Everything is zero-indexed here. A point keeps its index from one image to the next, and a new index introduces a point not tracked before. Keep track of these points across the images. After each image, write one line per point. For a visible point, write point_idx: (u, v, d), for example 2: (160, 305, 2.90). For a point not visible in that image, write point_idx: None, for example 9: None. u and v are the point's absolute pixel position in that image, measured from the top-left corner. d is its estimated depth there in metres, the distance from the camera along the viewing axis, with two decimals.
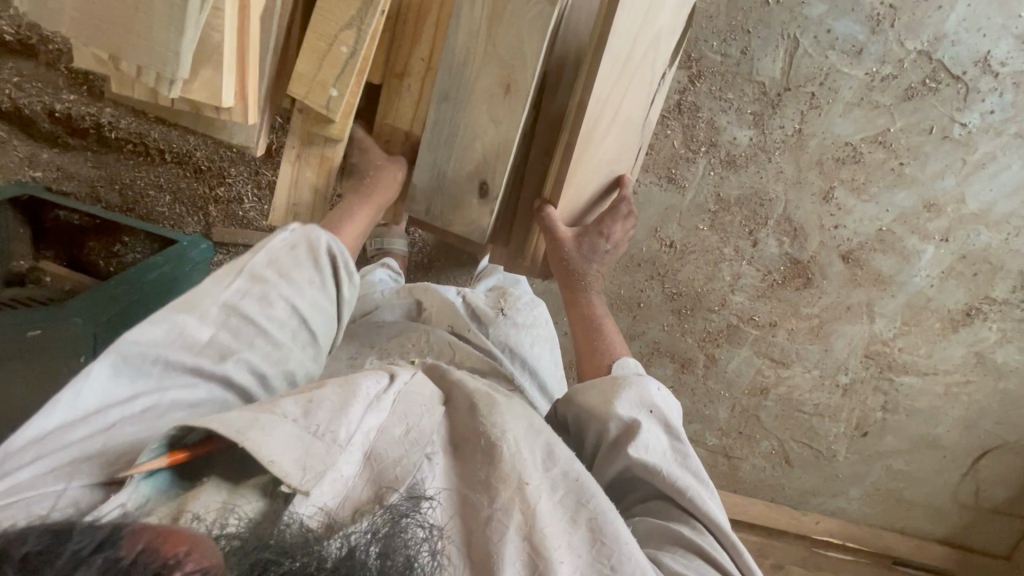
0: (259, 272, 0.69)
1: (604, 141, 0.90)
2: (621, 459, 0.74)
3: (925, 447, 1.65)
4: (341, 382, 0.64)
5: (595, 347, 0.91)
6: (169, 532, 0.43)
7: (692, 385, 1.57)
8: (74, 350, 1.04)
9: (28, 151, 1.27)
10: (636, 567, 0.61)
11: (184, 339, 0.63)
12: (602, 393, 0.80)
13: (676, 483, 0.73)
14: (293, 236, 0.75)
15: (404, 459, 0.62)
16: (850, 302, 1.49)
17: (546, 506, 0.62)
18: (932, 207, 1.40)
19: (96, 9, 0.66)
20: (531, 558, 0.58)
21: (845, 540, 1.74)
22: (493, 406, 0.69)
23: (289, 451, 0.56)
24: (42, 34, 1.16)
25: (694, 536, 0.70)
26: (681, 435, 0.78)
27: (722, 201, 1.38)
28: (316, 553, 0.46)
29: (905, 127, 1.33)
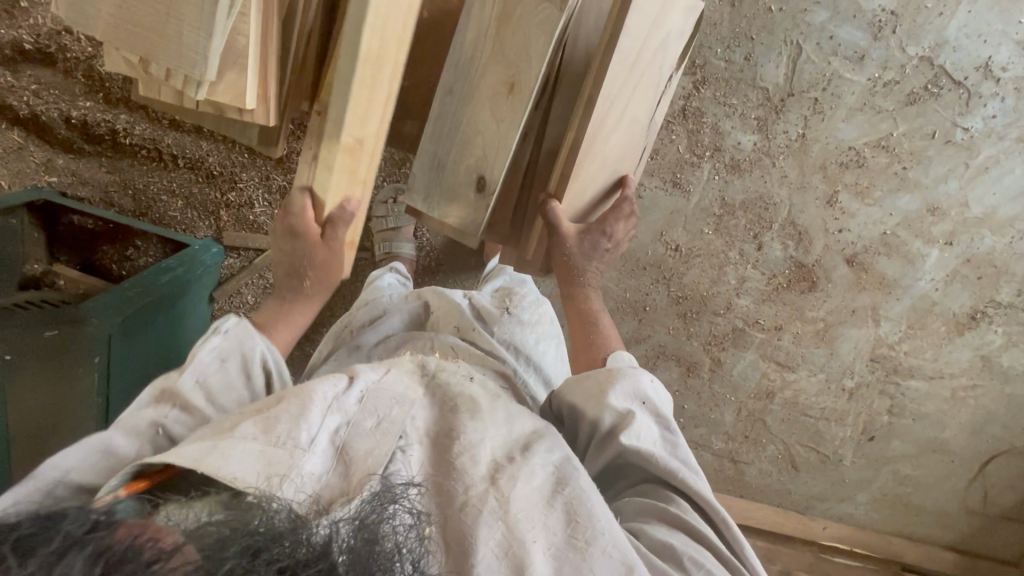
0: (185, 396, 0.70)
1: (608, 139, 0.91)
2: (613, 448, 0.76)
3: (932, 451, 1.65)
4: (297, 397, 0.64)
5: (592, 341, 0.95)
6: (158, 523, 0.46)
7: (698, 389, 1.57)
8: (89, 351, 1.05)
9: (43, 156, 1.29)
10: (608, 544, 0.62)
11: (103, 462, 0.64)
12: (597, 385, 0.80)
13: (666, 465, 0.74)
14: (225, 344, 0.76)
15: (377, 450, 0.62)
16: (856, 305, 1.49)
17: (523, 492, 0.63)
18: (935, 211, 1.41)
19: (131, 14, 0.69)
20: (511, 534, 0.60)
21: (852, 545, 1.73)
22: (477, 412, 0.71)
23: (250, 466, 0.57)
24: (61, 43, 1.20)
25: (682, 514, 0.72)
26: (671, 425, 0.80)
27: (727, 205, 1.40)
28: (301, 538, 0.46)
29: (908, 132, 1.35)
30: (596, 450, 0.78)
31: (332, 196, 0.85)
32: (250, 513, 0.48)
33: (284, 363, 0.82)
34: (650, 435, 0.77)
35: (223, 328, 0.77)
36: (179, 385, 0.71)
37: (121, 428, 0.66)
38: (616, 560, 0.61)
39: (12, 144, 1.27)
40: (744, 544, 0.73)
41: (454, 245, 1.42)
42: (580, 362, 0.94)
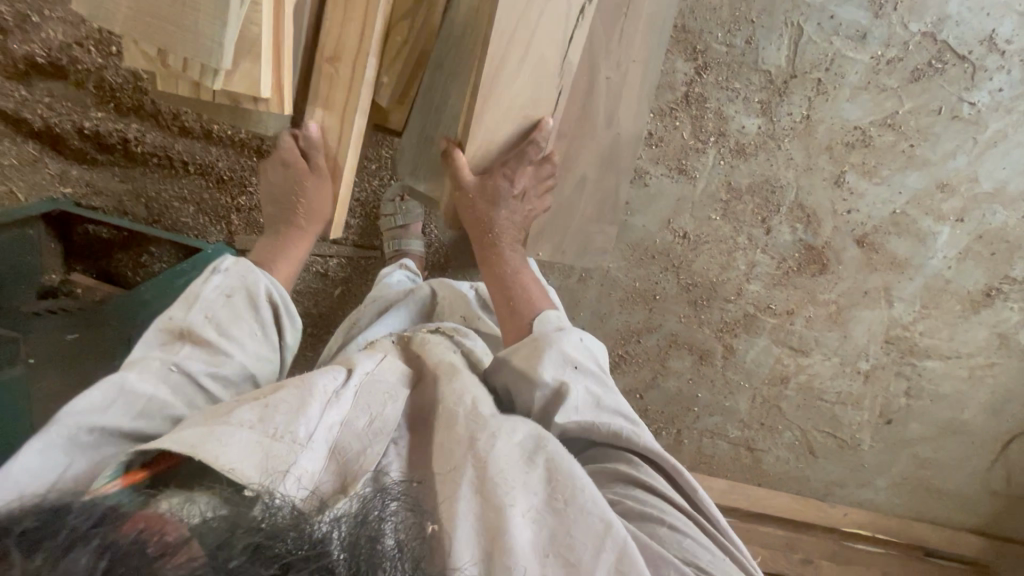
0: (197, 331, 0.75)
1: (516, 77, 0.85)
2: (553, 429, 0.75)
3: (951, 432, 1.63)
4: (296, 386, 0.64)
5: (516, 309, 0.97)
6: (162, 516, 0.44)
7: (712, 377, 1.56)
8: (110, 353, 1.06)
9: (58, 167, 1.31)
10: (586, 502, 0.62)
11: (125, 401, 0.66)
12: (529, 356, 0.79)
13: (609, 428, 0.76)
14: (229, 283, 0.81)
15: (367, 450, 0.62)
16: (868, 286, 1.48)
17: (502, 450, 0.64)
18: (945, 187, 1.40)
19: (146, 6, 0.70)
20: (487, 499, 0.59)
21: (874, 531, 1.68)
22: (455, 376, 0.75)
23: (248, 455, 0.56)
24: (72, 55, 1.23)
25: (633, 471, 0.75)
26: (608, 383, 0.82)
27: (733, 190, 1.40)
28: (306, 532, 0.45)
29: (914, 109, 1.34)
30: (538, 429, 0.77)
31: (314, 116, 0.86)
32: (248, 511, 0.47)
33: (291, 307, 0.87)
34: (587, 399, 0.77)
35: (221, 269, 0.82)
36: (190, 320, 0.76)
37: (138, 370, 0.70)
38: (594, 516, 0.61)
39: (27, 157, 1.29)
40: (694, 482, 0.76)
41: (463, 241, 1.44)
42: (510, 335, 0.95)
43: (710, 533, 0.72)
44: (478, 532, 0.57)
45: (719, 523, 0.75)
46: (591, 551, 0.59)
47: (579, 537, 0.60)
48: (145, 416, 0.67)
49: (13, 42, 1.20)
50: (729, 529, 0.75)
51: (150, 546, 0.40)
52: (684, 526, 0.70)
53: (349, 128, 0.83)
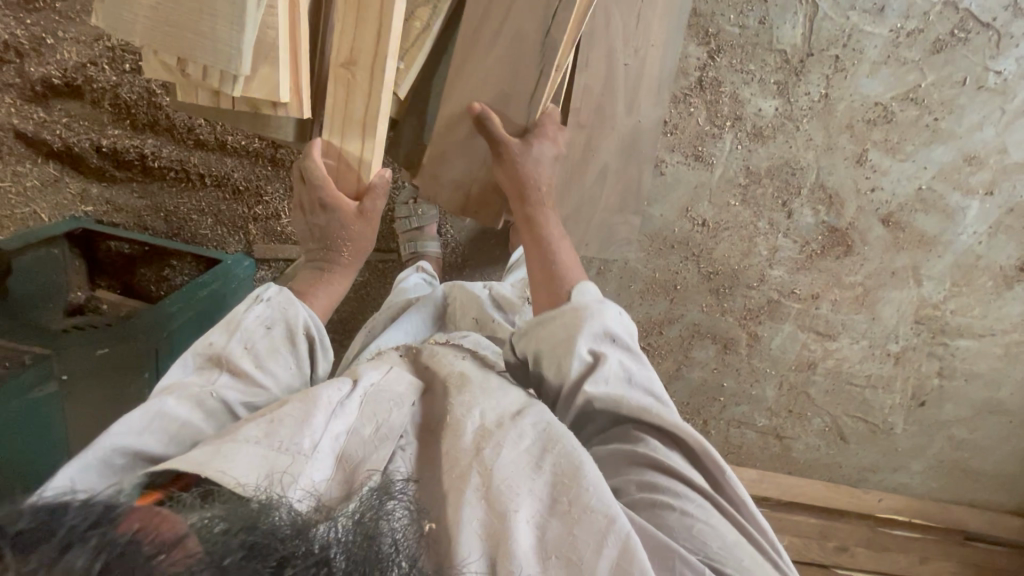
0: (235, 360, 0.75)
1: (490, 50, 0.90)
2: (579, 396, 0.74)
3: (988, 412, 1.59)
4: (302, 399, 0.63)
5: (553, 274, 0.89)
6: (161, 514, 0.43)
7: (736, 365, 1.54)
8: (139, 366, 1.08)
9: (79, 187, 1.33)
10: (592, 500, 0.58)
11: (159, 425, 0.66)
12: (565, 327, 0.78)
13: (637, 403, 0.73)
14: (270, 312, 0.80)
15: (371, 455, 0.61)
16: (895, 266, 1.45)
17: (508, 458, 0.61)
18: (973, 160, 1.36)
19: (165, 15, 0.71)
20: (492, 506, 0.57)
21: (910, 516, 1.65)
22: (465, 386, 0.70)
23: (256, 470, 0.54)
24: (87, 75, 1.24)
25: (652, 452, 0.71)
26: (640, 356, 0.79)
27: (752, 174, 1.37)
28: (306, 539, 0.43)
29: (937, 81, 1.30)
30: (566, 402, 0.76)
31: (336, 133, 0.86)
32: (243, 506, 0.45)
33: (326, 336, 0.86)
34: (619, 372, 0.75)
35: (265, 297, 0.81)
36: (229, 348, 0.75)
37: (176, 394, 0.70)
38: (598, 513, 0.58)
39: (48, 177, 1.31)
40: (718, 458, 0.72)
41: (480, 240, 1.43)
42: (541, 302, 0.88)
43: (729, 515, 0.68)
44: (482, 537, 0.55)
45: (744, 501, 0.71)
46: (595, 548, 0.56)
47: (583, 536, 0.57)
48: (174, 442, 0.67)
49: (31, 65, 1.22)
50: (754, 510, 0.71)
51: (146, 544, 0.39)
52: (701, 511, 0.66)
53: (372, 137, 0.83)
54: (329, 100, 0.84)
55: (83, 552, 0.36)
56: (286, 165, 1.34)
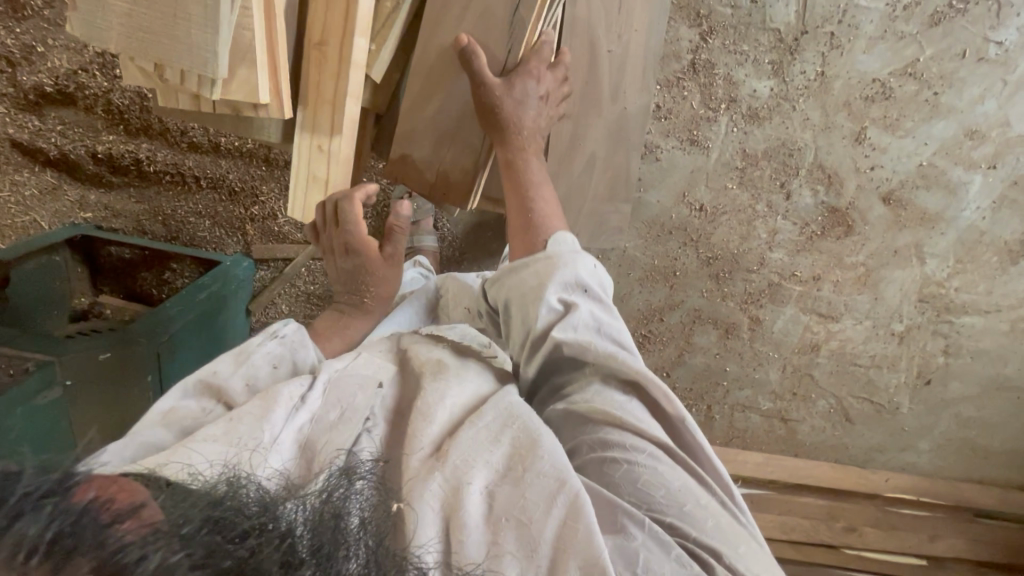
0: (234, 397, 0.70)
1: (459, 25, 0.88)
2: (546, 342, 0.72)
3: (995, 388, 1.58)
4: (262, 397, 0.63)
5: (531, 225, 0.87)
6: (119, 483, 0.44)
7: (739, 350, 1.53)
8: (142, 371, 1.09)
9: (76, 194, 1.34)
10: (546, 466, 0.57)
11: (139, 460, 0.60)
12: (537, 274, 0.76)
13: (604, 350, 0.70)
14: (279, 351, 0.77)
15: (338, 437, 0.61)
16: (898, 244, 1.43)
17: (468, 435, 0.60)
18: (974, 134, 1.34)
19: (141, 22, 0.70)
20: (449, 482, 0.56)
21: (918, 495, 1.64)
22: (440, 373, 0.70)
23: (219, 458, 0.55)
24: (77, 81, 1.24)
25: (608, 405, 0.68)
26: (612, 311, 0.76)
27: (749, 156, 1.35)
28: (274, 515, 0.43)
29: (935, 55, 1.27)
30: (533, 349, 0.74)
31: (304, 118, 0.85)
32: (210, 486, 0.45)
33: None
34: (590, 322, 0.72)
35: (278, 335, 0.78)
36: (231, 383, 0.71)
37: (165, 426, 0.65)
38: (549, 477, 0.57)
39: (47, 185, 1.32)
40: (679, 407, 0.69)
41: (475, 233, 1.42)
42: (518, 250, 0.86)
43: (683, 462, 0.66)
44: (438, 514, 0.54)
45: (700, 447, 0.69)
46: (544, 510, 0.55)
47: (533, 498, 0.56)
48: None
49: (22, 74, 1.22)
50: (711, 455, 0.69)
51: (102, 512, 0.40)
52: (651, 461, 0.64)
53: (342, 115, 0.81)
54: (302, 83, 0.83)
55: (36, 520, 0.37)
56: (280, 164, 1.34)
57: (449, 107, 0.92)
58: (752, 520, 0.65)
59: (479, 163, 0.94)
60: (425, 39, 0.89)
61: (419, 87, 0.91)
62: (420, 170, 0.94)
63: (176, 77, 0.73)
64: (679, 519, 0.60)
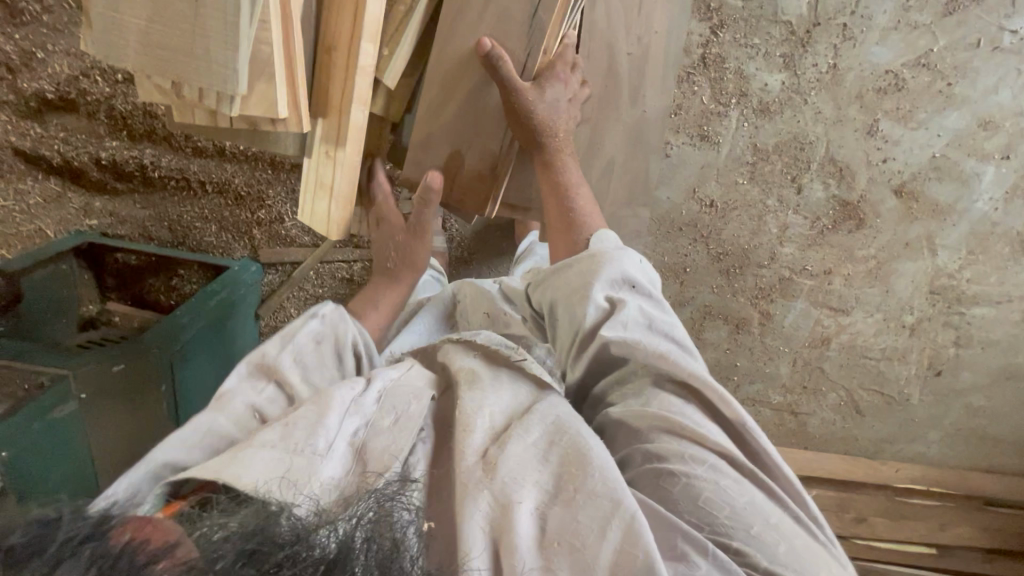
0: (283, 372, 0.74)
1: (475, 29, 0.86)
2: (596, 342, 0.72)
3: (1006, 378, 1.58)
4: (315, 401, 0.63)
5: (572, 222, 0.89)
6: (153, 523, 0.43)
7: (749, 345, 1.53)
8: (156, 379, 1.10)
9: (81, 201, 1.32)
10: (597, 485, 0.56)
11: (209, 440, 0.65)
12: (582, 273, 0.77)
13: (656, 349, 0.69)
14: (321, 329, 0.80)
15: (393, 446, 0.60)
16: (909, 237, 1.42)
17: (515, 452, 0.60)
18: (988, 124, 1.32)
19: (154, 36, 0.69)
20: (497, 500, 0.56)
21: (928, 485, 1.65)
22: (475, 383, 0.69)
23: (274, 471, 0.54)
24: (80, 87, 1.22)
25: (665, 411, 0.66)
26: (665, 306, 0.74)
27: (759, 151, 1.34)
28: (305, 541, 0.42)
29: (949, 45, 1.26)
30: (581, 349, 0.75)
31: (315, 125, 0.83)
32: (245, 513, 0.45)
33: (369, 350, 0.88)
34: (639, 318, 0.71)
35: (318, 316, 0.81)
36: (279, 359, 0.74)
37: (223, 412, 0.68)
38: (603, 498, 0.55)
39: (50, 193, 1.31)
40: (740, 411, 0.66)
41: (485, 232, 1.41)
42: (561, 249, 0.88)
43: (748, 473, 0.63)
44: (488, 531, 0.54)
45: (767, 454, 0.66)
46: (597, 534, 0.53)
47: (586, 522, 0.54)
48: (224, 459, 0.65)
49: (23, 80, 1.21)
50: (778, 461, 0.66)
51: (141, 552, 0.39)
52: (713, 474, 0.61)
53: (347, 122, 0.80)
54: (317, 91, 0.81)
55: (77, 566, 0.37)
56: (287, 167, 1.33)
57: (470, 112, 0.91)
58: (842, 551, 0.61)
59: (501, 170, 0.95)
60: (440, 42, 0.87)
61: (437, 92, 0.89)
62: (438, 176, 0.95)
63: (192, 93, 0.71)
64: (746, 544, 0.57)
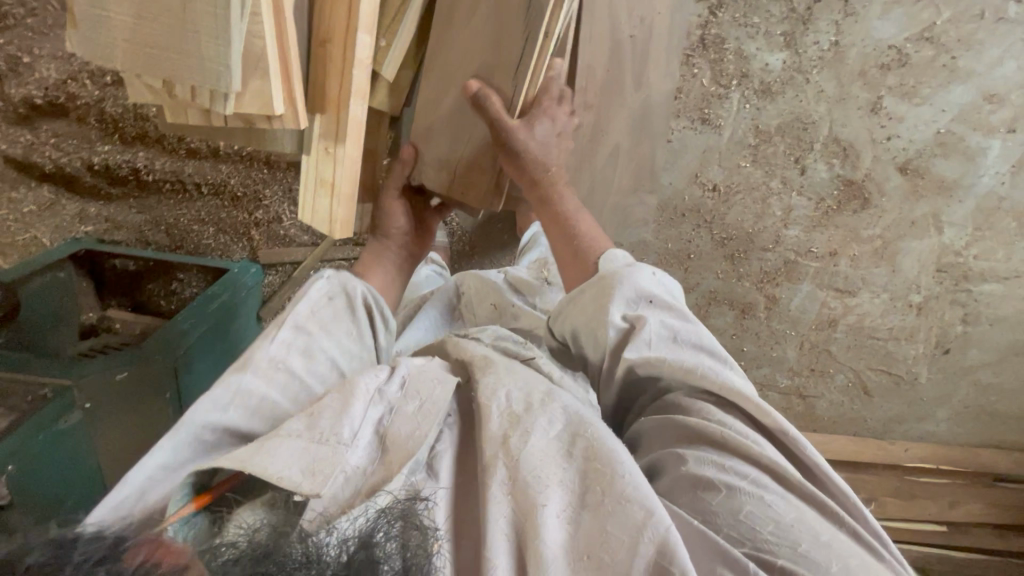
0: (305, 327, 0.75)
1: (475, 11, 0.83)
2: (621, 364, 0.71)
3: (1014, 354, 1.57)
4: (340, 388, 0.62)
5: (577, 250, 0.88)
6: (168, 545, 0.43)
7: (756, 330, 1.52)
8: (159, 385, 1.10)
9: (76, 207, 1.31)
10: (626, 489, 0.55)
11: (241, 400, 0.65)
12: (594, 298, 0.75)
13: (682, 366, 0.68)
14: (330, 286, 0.82)
15: (416, 432, 0.59)
16: (915, 215, 1.40)
17: (538, 446, 0.58)
18: (993, 98, 1.30)
19: (141, 34, 0.66)
20: (519, 500, 0.55)
21: (937, 463, 1.65)
22: (488, 368, 0.68)
23: (303, 459, 0.54)
24: (69, 91, 1.18)
25: (703, 421, 0.66)
26: (687, 315, 0.73)
27: (762, 133, 1.32)
28: (315, 561, 0.42)
29: (953, 17, 1.23)
30: (607, 371, 0.74)
31: (313, 120, 0.81)
32: (258, 534, 0.45)
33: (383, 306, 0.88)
34: (663, 332, 0.70)
35: (324, 275, 0.82)
36: (296, 313, 0.75)
37: (251, 372, 0.67)
38: (634, 505, 0.54)
39: (44, 201, 1.28)
40: (780, 421, 0.64)
41: (487, 224, 1.40)
42: (572, 279, 0.87)
43: (794, 487, 0.60)
44: (510, 536, 0.53)
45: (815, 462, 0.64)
46: (628, 546, 0.52)
47: (615, 533, 0.53)
48: (258, 415, 0.66)
49: (9, 86, 1.15)
50: (827, 470, 0.63)
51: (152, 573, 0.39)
52: (755, 488, 0.59)
53: (345, 116, 0.78)
54: (315, 84, 0.79)
55: None
56: (282, 166, 1.33)
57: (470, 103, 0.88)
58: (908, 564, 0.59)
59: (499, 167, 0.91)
60: (440, 32, 0.86)
61: (436, 82, 0.88)
62: (438, 168, 0.93)
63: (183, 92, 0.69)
64: (794, 562, 0.53)
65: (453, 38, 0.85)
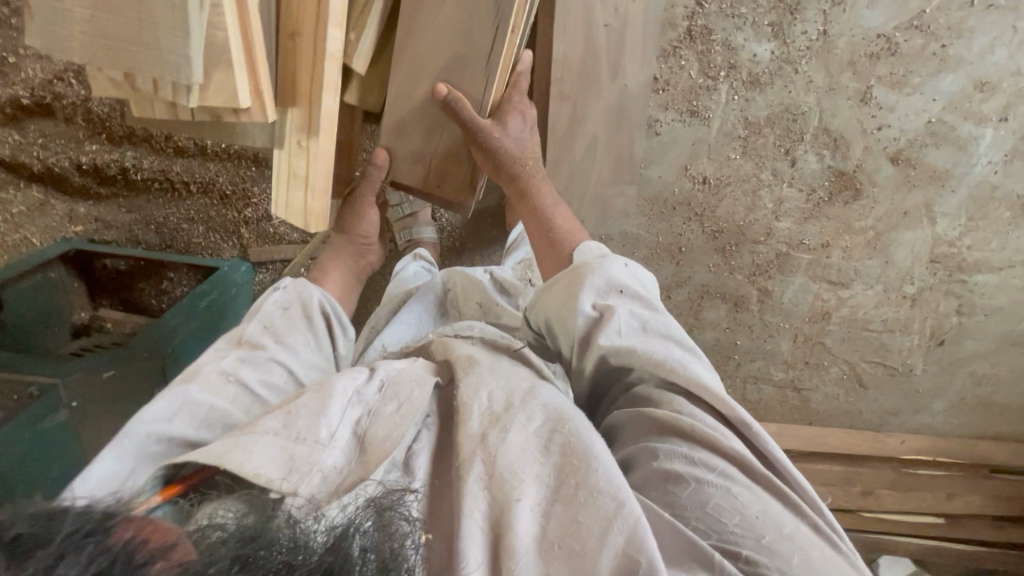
0: (257, 339, 0.81)
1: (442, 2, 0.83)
2: (592, 353, 0.70)
3: (1010, 344, 1.56)
4: (318, 389, 0.62)
5: (554, 241, 0.89)
6: (155, 524, 0.41)
7: (749, 323, 1.51)
8: (146, 383, 1.09)
9: (65, 208, 1.30)
10: (599, 482, 0.55)
11: (187, 410, 0.69)
12: (565, 288, 0.74)
13: (650, 356, 0.67)
14: (285, 297, 0.88)
15: (394, 433, 0.59)
16: (907, 206, 1.40)
17: (516, 442, 0.58)
18: (984, 86, 1.29)
19: (105, 28, 0.66)
20: (496, 494, 0.55)
21: (935, 455, 1.64)
22: (472, 368, 0.67)
23: (276, 454, 0.55)
24: (55, 91, 1.19)
25: (675, 413, 0.65)
26: (658, 305, 0.73)
27: (751, 124, 1.31)
28: (302, 546, 0.42)
29: (942, 5, 1.23)
30: (580, 360, 0.74)
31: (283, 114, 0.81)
32: (246, 517, 0.45)
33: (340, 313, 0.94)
34: (632, 322, 0.70)
35: (280, 288, 0.89)
36: (248, 329, 0.82)
37: (199, 385, 0.72)
38: (606, 497, 0.54)
39: (33, 201, 1.28)
40: (747, 416, 0.65)
41: (476, 221, 1.39)
42: (548, 268, 0.87)
43: (758, 479, 0.61)
44: (484, 529, 0.53)
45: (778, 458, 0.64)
46: (598, 538, 0.52)
47: (587, 523, 0.53)
48: (206, 424, 0.69)
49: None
50: (788, 465, 0.63)
51: (142, 550, 0.37)
52: (722, 482, 0.60)
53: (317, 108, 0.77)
54: (285, 77, 0.78)
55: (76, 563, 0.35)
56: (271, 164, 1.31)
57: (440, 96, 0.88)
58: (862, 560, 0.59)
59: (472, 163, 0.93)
60: (407, 22, 0.85)
61: (405, 73, 0.87)
62: (412, 163, 0.93)
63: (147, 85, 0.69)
64: (757, 553, 0.54)
65: (421, 28, 0.85)
